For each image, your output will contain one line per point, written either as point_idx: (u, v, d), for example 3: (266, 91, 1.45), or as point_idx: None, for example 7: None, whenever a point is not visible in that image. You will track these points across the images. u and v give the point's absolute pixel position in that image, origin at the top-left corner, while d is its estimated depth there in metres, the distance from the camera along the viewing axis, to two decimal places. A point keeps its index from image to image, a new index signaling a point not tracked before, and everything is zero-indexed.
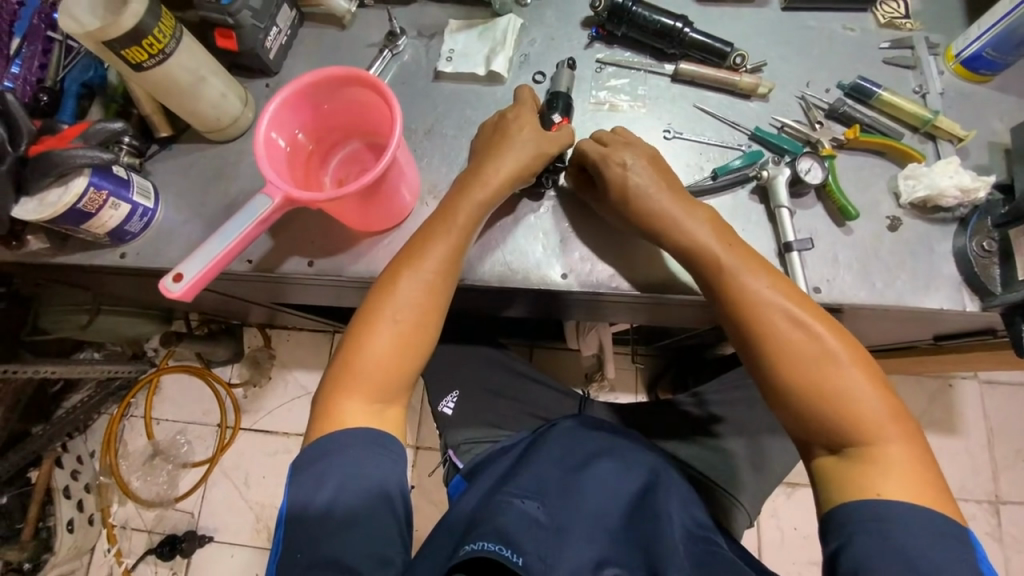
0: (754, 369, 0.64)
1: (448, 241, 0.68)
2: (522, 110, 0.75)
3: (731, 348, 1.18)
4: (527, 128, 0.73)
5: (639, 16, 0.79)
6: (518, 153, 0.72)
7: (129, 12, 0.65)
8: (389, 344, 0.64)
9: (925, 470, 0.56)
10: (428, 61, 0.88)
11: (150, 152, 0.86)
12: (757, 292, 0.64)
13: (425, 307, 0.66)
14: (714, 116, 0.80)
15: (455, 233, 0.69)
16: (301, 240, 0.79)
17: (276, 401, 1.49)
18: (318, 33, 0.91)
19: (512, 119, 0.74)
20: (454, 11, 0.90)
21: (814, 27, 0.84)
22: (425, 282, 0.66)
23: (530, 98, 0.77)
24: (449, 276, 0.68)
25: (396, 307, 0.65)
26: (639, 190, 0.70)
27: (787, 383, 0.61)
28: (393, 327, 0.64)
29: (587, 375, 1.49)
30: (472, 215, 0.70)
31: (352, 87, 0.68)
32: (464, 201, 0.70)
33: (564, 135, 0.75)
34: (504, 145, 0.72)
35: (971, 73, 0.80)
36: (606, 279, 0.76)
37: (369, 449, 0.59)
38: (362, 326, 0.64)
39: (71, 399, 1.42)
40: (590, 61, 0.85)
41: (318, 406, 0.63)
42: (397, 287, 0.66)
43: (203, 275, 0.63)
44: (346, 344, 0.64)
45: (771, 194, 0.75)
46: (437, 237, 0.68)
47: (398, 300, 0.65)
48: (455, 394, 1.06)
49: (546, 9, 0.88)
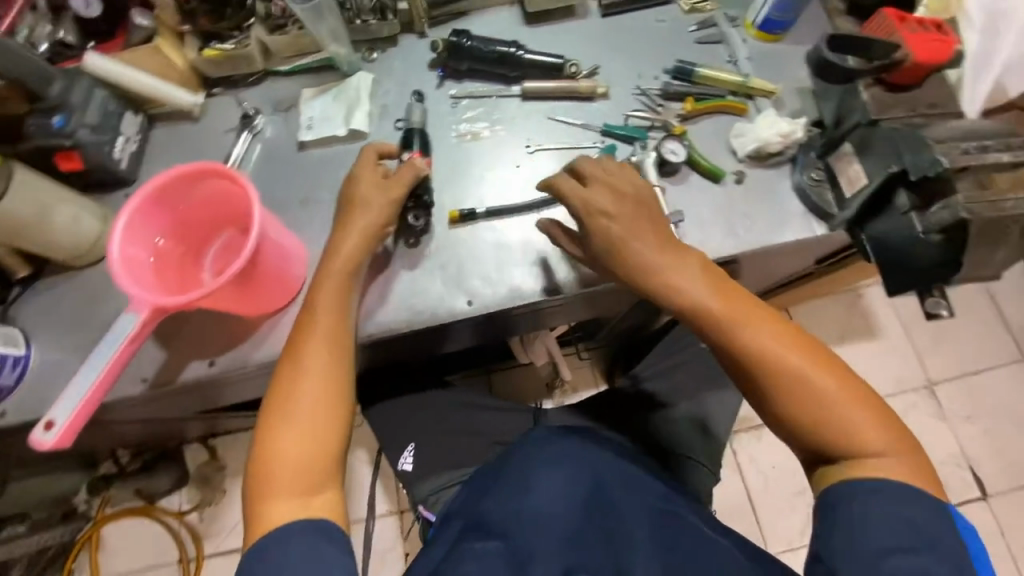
0: (749, 389, 0.65)
1: (330, 316, 0.68)
2: (362, 169, 0.74)
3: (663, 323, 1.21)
4: (369, 187, 0.73)
5: (475, 49, 0.86)
6: (370, 211, 0.72)
7: None
8: (301, 437, 0.62)
9: (910, 460, 0.60)
10: (290, 132, 0.89)
11: (12, 296, 0.80)
12: (702, 298, 0.65)
13: (327, 387, 0.64)
14: (567, 122, 0.87)
15: (335, 298, 0.69)
16: (196, 341, 0.76)
17: (236, 513, 1.36)
18: (171, 130, 0.89)
19: (356, 182, 0.73)
20: (305, 80, 0.92)
21: (631, 25, 0.93)
22: (320, 364, 0.65)
23: (371, 153, 0.75)
24: (343, 348, 0.67)
25: (298, 399, 0.63)
26: (622, 237, 0.68)
27: (782, 402, 0.62)
28: (304, 419, 0.63)
29: (548, 384, 1.51)
30: (343, 285, 0.69)
31: (202, 181, 0.67)
32: (331, 273, 0.70)
33: (411, 173, 0.74)
34: (359, 207, 0.72)
35: (768, 35, 0.92)
36: (510, 294, 0.79)
37: (311, 557, 0.56)
38: (269, 431, 0.62)
39: None
40: (445, 98, 0.89)
41: (248, 521, 0.60)
42: (293, 374, 0.65)
43: (77, 415, 0.60)
44: (258, 453, 0.62)
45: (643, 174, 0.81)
46: (322, 317, 0.68)
47: (300, 391, 0.64)
48: (412, 447, 1.04)
49: (392, 60, 0.93)
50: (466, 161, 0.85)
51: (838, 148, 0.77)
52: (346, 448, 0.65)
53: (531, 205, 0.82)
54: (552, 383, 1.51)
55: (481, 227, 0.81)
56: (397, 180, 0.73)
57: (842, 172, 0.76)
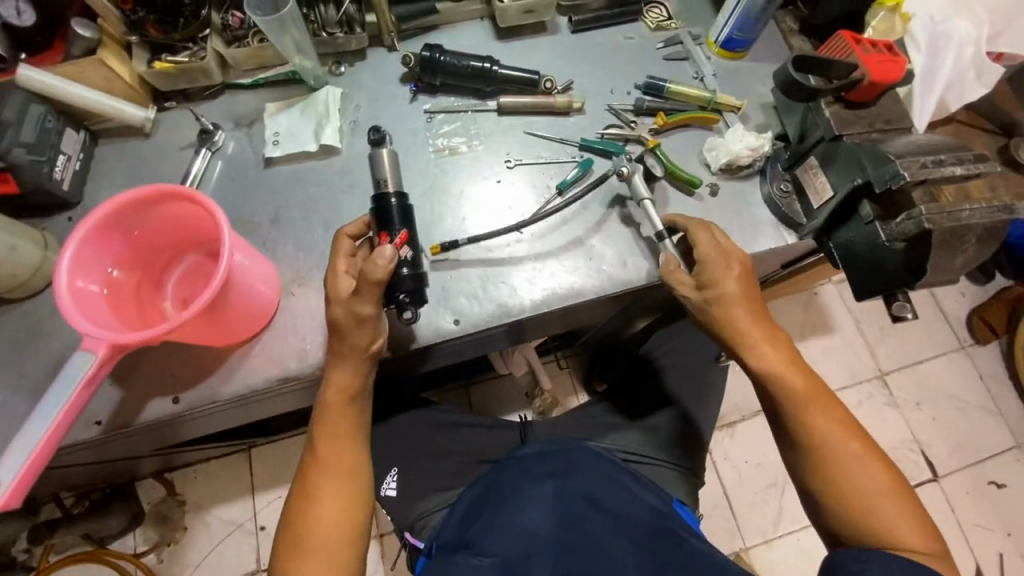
0: (782, 425, 0.69)
1: (338, 439, 0.69)
2: (334, 285, 0.67)
3: None
4: (339, 309, 0.66)
5: (450, 64, 0.84)
6: (354, 334, 0.67)
7: None
8: (325, 564, 0.65)
9: (927, 530, 0.63)
10: (254, 149, 0.84)
11: None
12: (758, 362, 0.69)
13: (344, 510, 0.67)
14: (545, 137, 0.87)
15: (349, 413, 0.70)
16: (158, 376, 0.70)
17: (201, 550, 1.26)
18: (121, 146, 0.83)
19: (331, 303, 0.67)
20: (268, 94, 0.87)
21: (601, 41, 0.95)
22: (335, 486, 0.68)
23: (343, 263, 0.68)
24: (355, 467, 0.70)
25: (317, 525, 0.66)
26: (710, 272, 0.71)
27: (813, 438, 0.67)
28: (325, 546, 0.65)
29: (527, 395, 1.50)
30: (344, 411, 0.70)
31: (162, 203, 0.62)
32: (336, 398, 0.69)
33: (368, 275, 0.62)
34: (344, 333, 0.67)
35: (731, 54, 0.95)
36: (496, 311, 0.77)
37: None
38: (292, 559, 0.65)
39: None
40: (419, 113, 0.87)
41: None
42: (313, 495, 0.67)
43: (26, 470, 0.52)
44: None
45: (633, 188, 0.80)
46: (333, 441, 0.69)
47: (316, 518, 0.66)
48: (395, 471, 0.99)
49: (362, 73, 0.89)
50: (445, 177, 0.84)
51: (804, 161, 0.81)
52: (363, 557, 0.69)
53: (513, 221, 0.81)
54: (532, 394, 1.49)
55: (463, 245, 0.80)
56: (365, 291, 0.64)
57: (808, 183, 0.80)
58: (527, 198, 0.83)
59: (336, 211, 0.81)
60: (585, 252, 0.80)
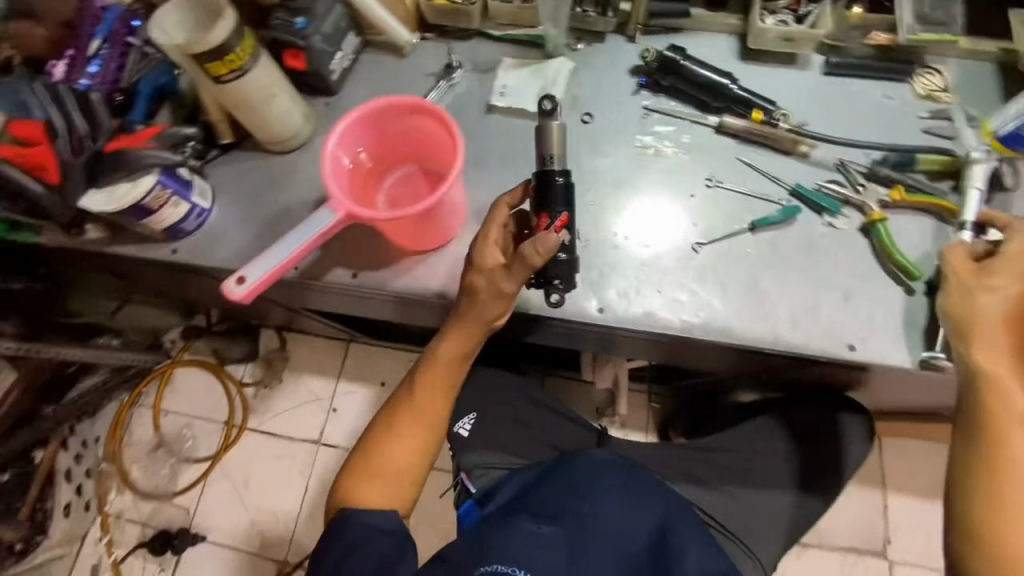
0: (965, 437, 0.60)
1: (432, 395, 0.75)
2: (483, 250, 0.69)
3: (745, 394, 1.21)
4: (481, 276, 0.69)
5: (687, 69, 0.84)
6: (484, 305, 0.70)
7: (218, 30, 0.70)
8: (379, 493, 0.73)
9: None
10: (481, 93, 0.92)
11: (210, 156, 0.90)
12: (981, 362, 0.61)
13: (413, 456, 0.74)
14: (757, 170, 0.83)
15: (446, 377, 0.74)
16: (348, 251, 0.82)
17: (284, 404, 1.45)
18: (376, 60, 0.94)
19: (474, 268, 0.70)
20: (509, 49, 0.93)
21: (855, 92, 0.87)
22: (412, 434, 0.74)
23: (495, 231, 0.70)
24: (435, 424, 0.76)
25: (385, 458, 0.74)
26: (970, 280, 0.65)
27: (1005, 472, 0.57)
28: (385, 479, 0.73)
29: (598, 410, 1.48)
30: (445, 375, 0.74)
31: (417, 114, 0.73)
32: (443, 360, 0.74)
33: (524, 259, 0.64)
34: (472, 305, 0.71)
35: (1005, 149, 0.81)
36: (642, 317, 0.77)
37: None
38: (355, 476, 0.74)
39: (83, 383, 1.35)
40: (636, 107, 0.88)
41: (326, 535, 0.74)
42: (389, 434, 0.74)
43: (263, 280, 0.66)
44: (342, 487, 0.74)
45: (832, 270, 0.78)
46: (426, 396, 0.75)
47: (385, 453, 0.74)
48: (473, 416, 1.06)
49: (598, 54, 0.92)
50: (639, 174, 0.85)
51: None
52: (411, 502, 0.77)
53: (691, 239, 0.80)
54: (603, 411, 1.47)
55: (634, 242, 0.81)
56: (513, 270, 0.66)
57: None
58: (713, 222, 0.81)
59: (529, 170, 0.86)
60: (751, 296, 0.77)
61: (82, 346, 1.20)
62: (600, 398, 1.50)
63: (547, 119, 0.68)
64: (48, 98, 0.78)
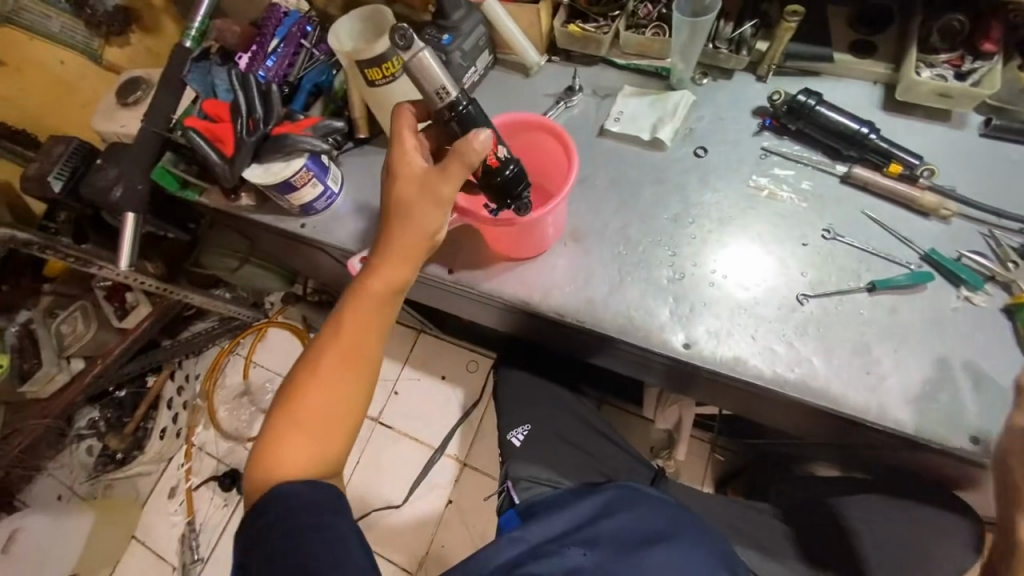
0: None
1: (347, 339, 0.61)
2: (398, 161, 0.64)
3: (824, 463, 1.13)
4: (409, 186, 0.63)
5: (820, 115, 0.81)
6: (425, 217, 0.63)
7: (382, 43, 0.79)
8: (295, 469, 0.58)
9: None
10: (596, 117, 0.95)
11: (346, 147, 1.01)
12: None
13: (332, 416, 0.60)
14: (885, 227, 0.78)
15: (382, 301, 0.64)
16: (448, 248, 0.87)
17: None
18: (504, 76, 1.01)
19: (390, 186, 0.65)
20: (631, 78, 0.96)
21: (1013, 159, 0.80)
22: (325, 390, 0.60)
23: (410, 142, 0.64)
24: (361, 372, 0.62)
25: (299, 429, 0.59)
26: None
27: None
28: (299, 457, 0.59)
29: (652, 449, 1.42)
30: (368, 311, 0.63)
31: (538, 132, 0.80)
32: (360, 295, 0.63)
33: (460, 163, 0.61)
34: (404, 224, 0.63)
35: None
36: (730, 362, 0.74)
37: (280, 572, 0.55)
38: (265, 463, 0.58)
39: (198, 325, 1.62)
40: (755, 147, 0.87)
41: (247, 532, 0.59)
42: (308, 384, 0.60)
43: None
44: (255, 475, 0.59)
45: (953, 344, 0.71)
46: (343, 339, 0.61)
47: (297, 426, 0.59)
48: (526, 428, 1.10)
49: (721, 90, 0.91)
50: (748, 214, 0.82)
51: None
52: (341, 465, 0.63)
53: (796, 289, 0.76)
54: (657, 452, 1.41)
55: (732, 282, 0.78)
56: (441, 170, 0.62)
57: None
58: (826, 276, 0.76)
59: (634, 195, 0.87)
60: (858, 362, 0.72)
61: (206, 295, 1.37)
62: (657, 438, 1.44)
63: (413, 60, 0.61)
64: (238, 88, 0.86)
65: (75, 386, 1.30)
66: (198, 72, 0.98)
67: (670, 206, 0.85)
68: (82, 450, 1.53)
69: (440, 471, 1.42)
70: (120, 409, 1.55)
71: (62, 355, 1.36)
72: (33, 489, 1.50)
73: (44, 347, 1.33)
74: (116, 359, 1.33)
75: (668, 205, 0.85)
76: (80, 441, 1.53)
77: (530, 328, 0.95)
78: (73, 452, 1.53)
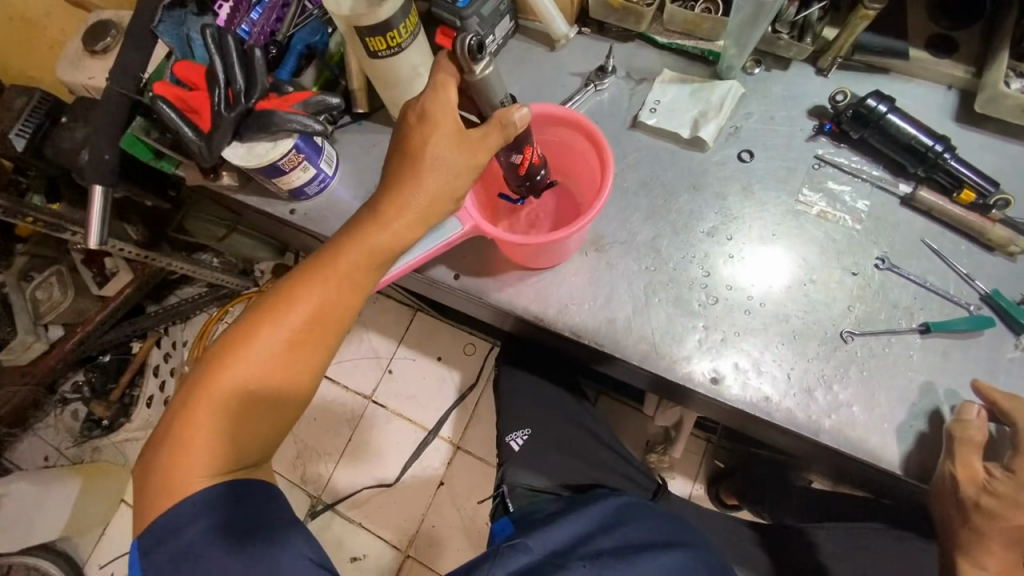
0: None
1: (325, 290, 0.56)
2: (436, 112, 0.56)
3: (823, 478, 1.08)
4: (444, 143, 0.56)
5: (891, 125, 0.70)
6: (441, 177, 0.56)
7: (386, 6, 0.67)
8: (228, 414, 0.53)
9: None
10: (629, 105, 0.83)
11: (341, 123, 0.89)
12: None
13: (286, 368, 0.55)
14: (946, 260, 0.70)
15: (359, 266, 0.57)
16: (454, 251, 0.77)
17: (347, 353, 1.43)
18: (526, 48, 0.88)
19: (421, 134, 0.56)
20: (671, 61, 0.84)
21: None
22: (287, 337, 0.55)
23: (455, 99, 0.57)
24: (329, 329, 0.57)
25: (246, 370, 0.54)
26: None
27: None
28: (239, 402, 0.53)
29: (647, 444, 1.29)
30: (355, 267, 0.56)
31: (565, 127, 0.70)
32: (354, 245, 0.56)
33: (501, 137, 0.58)
34: (419, 179, 0.56)
35: None
36: (759, 401, 0.67)
37: (210, 554, 0.50)
38: (199, 398, 0.52)
39: (184, 290, 1.43)
40: (807, 155, 0.77)
41: (146, 491, 0.52)
42: (252, 340, 0.54)
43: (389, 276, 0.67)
44: (182, 408, 0.53)
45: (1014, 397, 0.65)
46: (301, 299, 0.55)
47: (246, 365, 0.54)
48: (526, 432, 1.05)
49: (775, 83, 0.80)
50: (794, 233, 0.74)
51: None
52: (280, 433, 0.57)
53: (841, 325, 0.69)
54: (652, 446, 1.29)
55: (770, 311, 0.71)
56: (475, 138, 0.57)
57: None
58: (875, 311, 0.69)
59: (667, 201, 0.77)
60: (901, 412, 0.65)
61: (190, 261, 1.17)
62: (652, 431, 1.31)
63: (480, 78, 0.58)
64: (213, 52, 0.73)
65: (53, 354, 1.18)
66: (170, 22, 0.82)
67: (707, 217, 0.76)
68: (67, 414, 1.39)
69: (433, 455, 1.35)
70: (105, 374, 1.38)
71: (38, 322, 1.23)
72: (19, 449, 1.38)
73: (17, 313, 1.21)
74: (96, 328, 1.20)
75: (704, 215, 0.76)
76: (64, 405, 1.39)
77: (538, 338, 0.87)
78: (58, 415, 1.39)
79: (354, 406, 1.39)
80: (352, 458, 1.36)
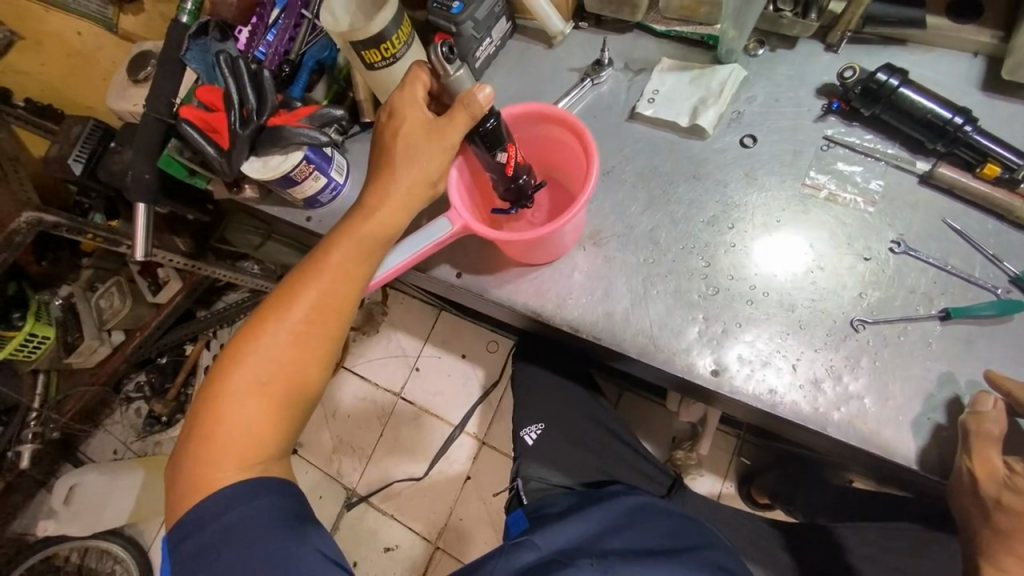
0: None
1: (322, 284, 0.60)
2: (404, 106, 0.62)
3: (856, 476, 1.02)
4: (413, 131, 0.62)
5: (903, 101, 0.67)
6: (413, 166, 0.62)
7: (378, 20, 0.70)
8: (248, 407, 0.57)
9: None
10: (627, 98, 0.82)
11: (352, 133, 0.93)
12: None
13: (294, 360, 0.59)
14: (971, 242, 0.66)
15: (353, 259, 0.61)
16: (456, 251, 0.80)
17: (374, 352, 1.49)
18: (524, 47, 0.88)
19: (392, 128, 0.62)
20: (670, 50, 0.82)
21: None
22: (292, 331, 0.59)
23: (421, 93, 0.62)
24: (331, 321, 0.61)
25: (257, 366, 0.58)
26: None
27: None
28: (255, 397, 0.58)
29: (673, 441, 1.25)
30: (347, 261, 0.61)
31: (549, 124, 0.71)
32: (342, 241, 0.61)
33: (467, 117, 0.61)
34: (395, 169, 0.62)
35: None
36: (764, 394, 0.65)
37: (234, 541, 0.54)
38: (218, 394, 0.57)
39: (229, 296, 1.54)
40: (816, 136, 0.74)
41: (178, 490, 0.57)
42: (261, 337, 0.58)
43: (383, 278, 0.68)
44: (205, 407, 0.57)
45: None
46: (302, 296, 0.59)
47: (257, 361, 0.58)
48: (540, 426, 1.05)
49: (780, 62, 0.77)
50: (803, 217, 0.71)
51: None
52: (297, 422, 0.61)
53: (851, 313, 0.67)
54: (679, 442, 1.24)
55: (773, 299, 0.69)
56: (442, 122, 0.61)
57: None
58: (889, 299, 0.66)
59: (667, 191, 0.76)
60: (917, 404, 0.62)
61: (233, 270, 1.28)
62: (679, 428, 1.27)
63: (455, 78, 0.60)
64: (228, 77, 0.79)
65: (117, 356, 1.31)
66: (196, 50, 0.87)
67: (708, 206, 0.74)
68: (132, 411, 1.52)
69: (458, 449, 1.39)
70: (162, 374, 1.50)
71: (102, 328, 1.36)
72: (93, 442, 1.51)
73: (85, 320, 1.34)
74: (152, 332, 1.32)
75: (704, 204, 0.74)
76: (129, 402, 1.52)
77: (545, 335, 0.89)
78: (124, 412, 1.52)
79: (383, 402, 1.45)
80: (382, 452, 1.42)
